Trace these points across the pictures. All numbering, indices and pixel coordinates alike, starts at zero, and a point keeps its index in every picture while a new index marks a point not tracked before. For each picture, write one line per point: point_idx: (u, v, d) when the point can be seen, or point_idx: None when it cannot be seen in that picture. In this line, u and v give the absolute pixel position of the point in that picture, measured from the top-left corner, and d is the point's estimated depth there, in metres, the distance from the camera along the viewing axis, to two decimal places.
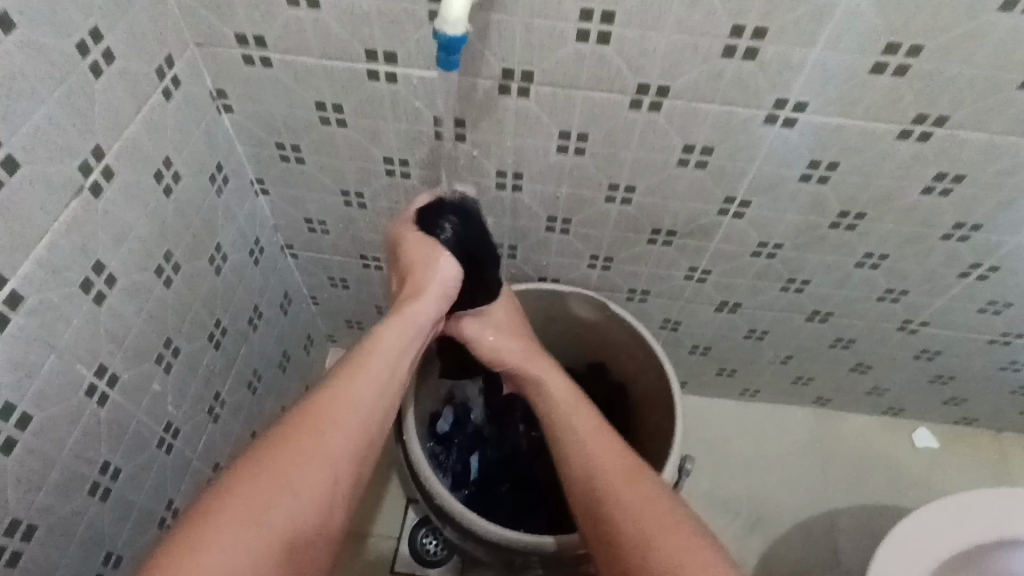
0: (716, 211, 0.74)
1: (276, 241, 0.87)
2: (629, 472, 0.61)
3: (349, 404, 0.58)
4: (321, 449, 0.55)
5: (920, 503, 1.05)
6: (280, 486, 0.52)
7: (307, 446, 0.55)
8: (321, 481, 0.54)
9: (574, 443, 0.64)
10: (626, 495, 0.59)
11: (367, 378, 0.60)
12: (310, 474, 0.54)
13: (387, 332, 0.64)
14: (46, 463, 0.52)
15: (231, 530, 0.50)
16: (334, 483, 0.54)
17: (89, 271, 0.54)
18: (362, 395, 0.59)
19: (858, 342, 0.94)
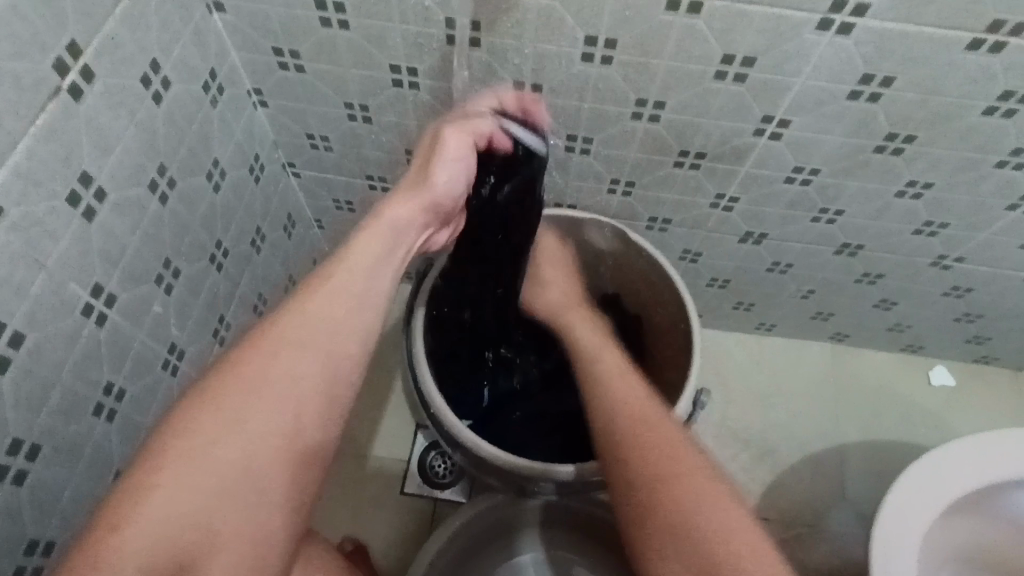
0: (751, 131, 0.68)
1: (277, 158, 0.82)
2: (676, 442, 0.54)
3: (301, 326, 0.52)
4: (279, 387, 0.49)
5: (933, 440, 1.05)
6: (224, 412, 0.48)
7: (260, 368, 0.50)
8: (270, 413, 0.49)
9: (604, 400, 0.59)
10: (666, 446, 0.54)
11: (327, 290, 0.54)
12: (259, 406, 0.48)
13: (359, 239, 0.56)
14: (46, 383, 0.51)
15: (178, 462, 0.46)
16: (285, 413, 0.49)
17: (75, 183, 0.50)
18: (327, 331, 0.52)
19: (886, 277, 0.90)
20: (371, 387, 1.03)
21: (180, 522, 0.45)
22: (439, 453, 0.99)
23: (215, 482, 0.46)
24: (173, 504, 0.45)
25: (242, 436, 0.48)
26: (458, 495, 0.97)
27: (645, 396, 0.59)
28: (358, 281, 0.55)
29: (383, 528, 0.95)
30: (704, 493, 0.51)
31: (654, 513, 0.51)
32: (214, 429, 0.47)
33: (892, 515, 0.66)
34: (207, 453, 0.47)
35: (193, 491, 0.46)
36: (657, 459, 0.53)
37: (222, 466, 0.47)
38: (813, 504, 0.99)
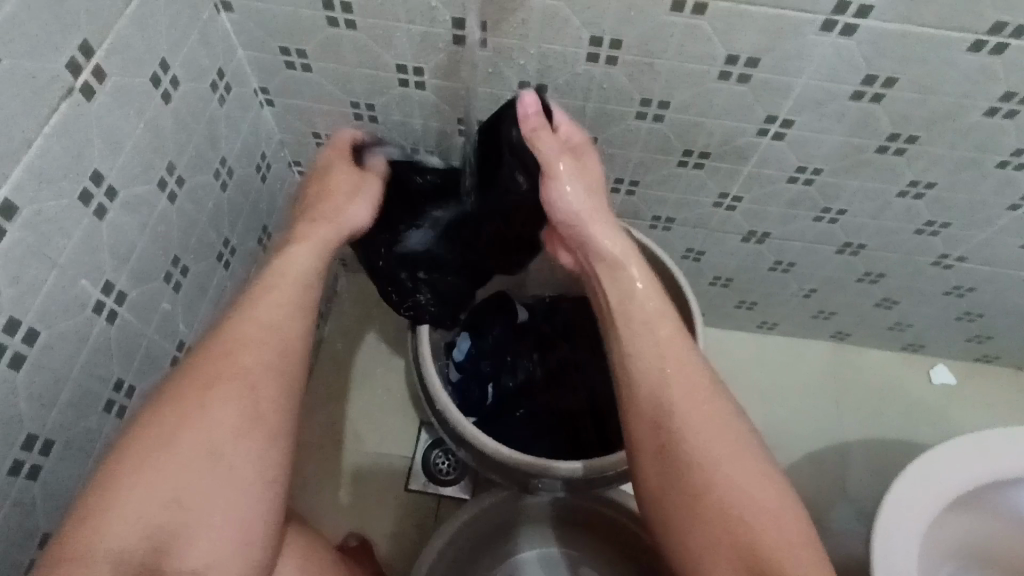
0: (754, 131, 0.69)
1: (283, 157, 0.82)
2: (716, 423, 0.57)
3: (254, 323, 0.56)
4: (231, 372, 0.53)
5: (933, 438, 1.05)
6: (187, 410, 0.51)
7: (212, 369, 0.53)
8: (229, 403, 0.52)
9: (638, 355, 0.60)
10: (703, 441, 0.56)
11: (275, 288, 0.58)
12: (216, 399, 0.52)
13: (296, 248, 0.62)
14: (58, 379, 0.51)
15: (145, 459, 0.48)
16: (243, 402, 0.52)
17: (86, 180, 0.50)
18: (264, 315, 0.56)
19: (888, 276, 0.91)
20: (375, 385, 1.04)
21: (161, 512, 0.48)
22: (443, 450, 0.99)
23: (184, 471, 0.49)
24: (145, 500, 0.47)
25: (202, 429, 0.51)
26: (461, 492, 0.97)
27: (686, 372, 0.58)
28: (300, 277, 0.60)
29: (387, 525, 0.96)
30: (726, 474, 0.54)
31: (695, 500, 0.54)
32: (169, 430, 0.50)
33: (893, 512, 0.67)
34: (169, 452, 0.49)
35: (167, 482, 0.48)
36: (695, 442, 0.56)
37: (188, 459, 0.50)
38: (815, 502, 1.00)
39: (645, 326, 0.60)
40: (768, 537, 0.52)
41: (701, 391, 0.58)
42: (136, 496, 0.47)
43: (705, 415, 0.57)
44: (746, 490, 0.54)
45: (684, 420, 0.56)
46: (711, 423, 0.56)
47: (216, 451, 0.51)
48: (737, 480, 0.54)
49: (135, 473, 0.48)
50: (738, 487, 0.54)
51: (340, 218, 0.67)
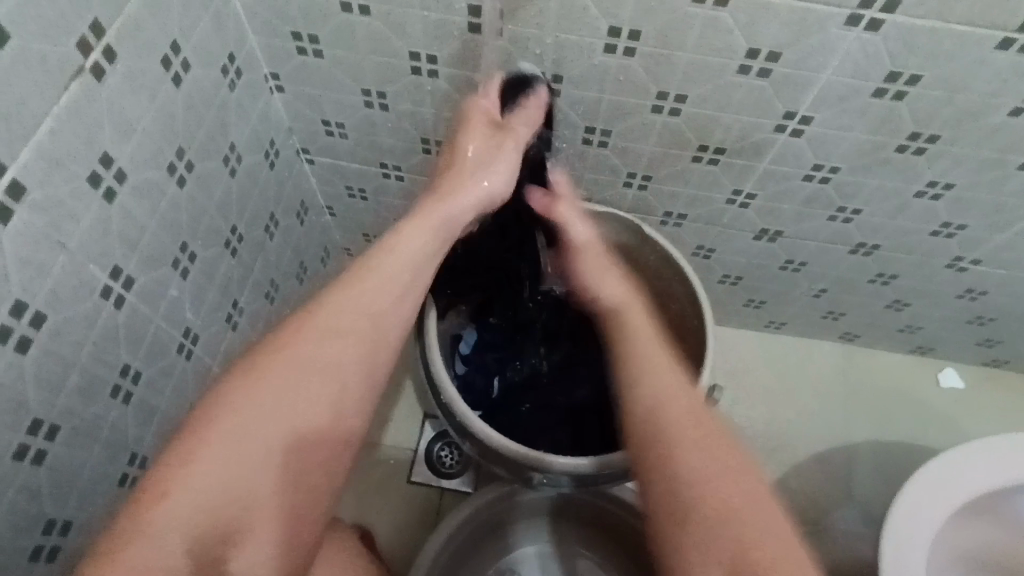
0: (772, 127, 0.68)
1: (292, 144, 0.81)
2: (721, 441, 0.52)
3: (349, 323, 0.56)
4: (313, 361, 0.54)
5: (941, 441, 1.05)
6: (275, 395, 0.52)
7: (302, 360, 0.54)
8: (316, 405, 0.53)
9: (648, 375, 0.56)
10: (702, 465, 0.50)
11: (375, 283, 0.57)
12: (299, 395, 0.53)
13: (408, 235, 0.59)
14: (65, 365, 0.51)
15: (217, 440, 0.50)
16: (331, 405, 0.54)
17: (96, 163, 0.49)
18: (351, 305, 0.56)
19: (901, 278, 0.90)
20: (380, 377, 1.03)
21: (225, 496, 0.49)
22: (447, 444, 0.99)
23: (264, 461, 0.51)
24: (210, 481, 0.49)
25: (272, 415, 0.52)
26: (464, 485, 0.97)
27: (673, 390, 0.55)
28: (407, 279, 0.58)
29: (389, 516, 0.96)
30: (745, 514, 0.48)
31: (682, 523, 0.49)
32: (242, 416, 0.51)
33: (904, 519, 0.66)
34: (237, 432, 0.51)
35: (232, 464, 0.50)
36: (673, 432, 0.52)
37: (253, 448, 0.51)
38: (820, 503, 0.99)
39: (658, 364, 0.56)
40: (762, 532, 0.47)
41: (688, 392, 0.55)
42: (213, 470, 0.49)
43: (700, 422, 0.53)
44: (756, 519, 0.48)
45: (665, 442, 0.52)
46: (697, 424, 0.53)
47: (274, 443, 0.52)
48: (714, 502, 0.48)
49: (204, 452, 0.49)
50: (751, 520, 0.48)
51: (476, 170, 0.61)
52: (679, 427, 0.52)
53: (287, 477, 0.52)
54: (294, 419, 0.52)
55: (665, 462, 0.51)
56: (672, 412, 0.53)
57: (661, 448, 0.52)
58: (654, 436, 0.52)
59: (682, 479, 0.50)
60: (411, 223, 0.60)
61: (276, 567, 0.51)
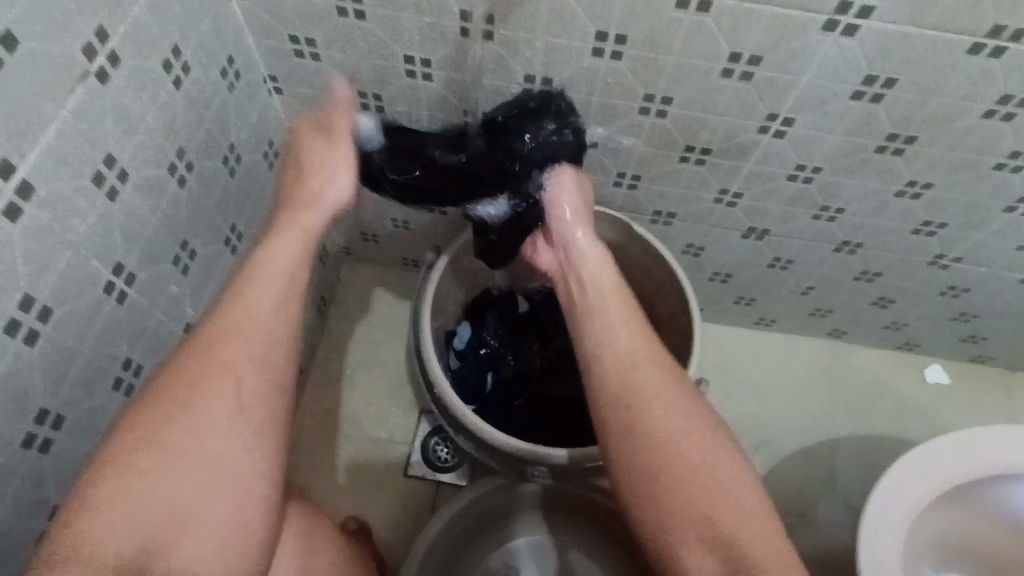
0: (756, 128, 0.70)
1: (290, 144, 0.83)
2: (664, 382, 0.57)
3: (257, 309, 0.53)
4: (240, 361, 0.51)
5: (926, 436, 1.07)
6: (184, 404, 0.49)
7: (208, 363, 0.51)
8: (228, 399, 0.50)
9: (606, 332, 0.60)
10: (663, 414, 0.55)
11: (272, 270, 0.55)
12: (209, 395, 0.50)
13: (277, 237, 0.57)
14: (70, 356, 0.53)
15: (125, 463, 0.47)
16: (250, 392, 0.51)
17: (100, 162, 0.51)
18: (269, 302, 0.54)
19: (885, 275, 0.92)
20: (375, 373, 1.05)
21: (157, 508, 0.47)
22: (442, 438, 1.01)
23: (178, 476, 0.48)
24: (147, 497, 0.46)
25: (201, 425, 0.49)
26: (459, 479, 0.99)
27: (641, 347, 0.59)
28: (300, 260, 0.56)
29: (385, 510, 0.98)
30: (694, 448, 0.54)
31: (659, 471, 0.54)
32: (174, 425, 0.48)
33: (880, 508, 0.68)
34: (170, 443, 0.48)
35: (167, 478, 0.47)
36: (659, 425, 0.55)
37: (189, 461, 0.48)
38: (807, 496, 1.02)
39: (611, 321, 0.60)
40: (732, 519, 0.52)
41: (662, 381, 0.58)
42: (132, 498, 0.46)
43: (656, 379, 0.57)
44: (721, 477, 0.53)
45: (641, 387, 0.57)
46: (659, 368, 0.58)
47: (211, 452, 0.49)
48: (685, 441, 0.55)
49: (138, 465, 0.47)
50: (697, 448, 0.54)
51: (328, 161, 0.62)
52: (667, 424, 0.55)
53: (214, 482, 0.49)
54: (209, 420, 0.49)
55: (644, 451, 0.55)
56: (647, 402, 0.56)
57: (640, 428, 0.55)
58: (631, 394, 0.56)
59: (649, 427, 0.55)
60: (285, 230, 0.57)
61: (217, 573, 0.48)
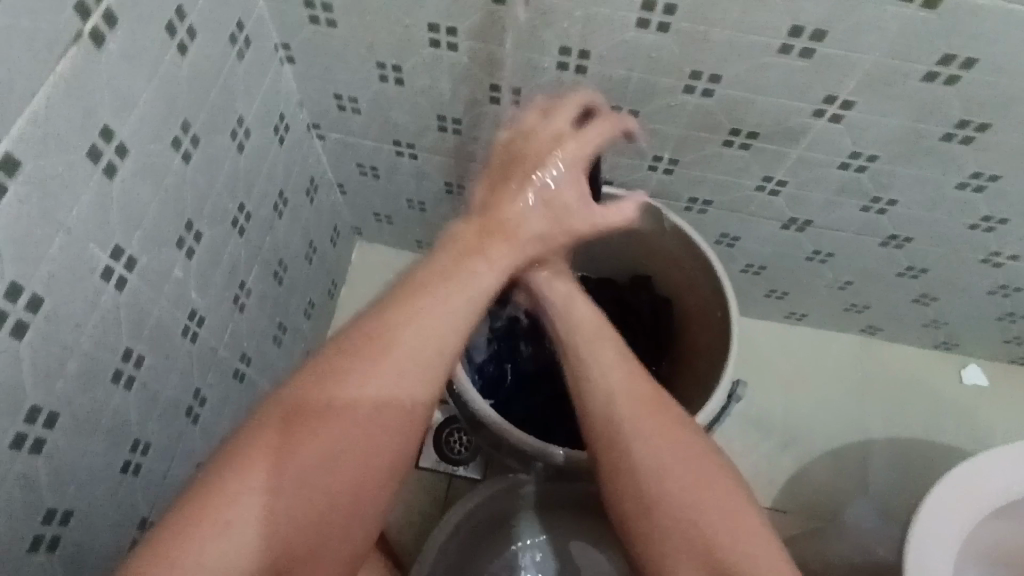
0: (810, 112, 0.64)
1: (302, 119, 0.78)
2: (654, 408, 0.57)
3: (406, 343, 0.47)
4: (359, 411, 0.45)
5: (961, 440, 1.02)
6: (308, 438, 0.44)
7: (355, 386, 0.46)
8: (355, 457, 0.45)
9: (598, 360, 0.59)
10: (648, 450, 0.54)
11: (448, 297, 0.51)
12: (346, 443, 0.45)
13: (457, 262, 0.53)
14: (63, 349, 0.48)
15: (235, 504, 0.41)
16: (378, 453, 0.46)
17: (96, 135, 0.46)
18: (413, 344, 0.48)
19: (931, 272, 0.87)
20: None
21: (260, 551, 0.41)
22: (456, 430, 0.97)
23: (290, 525, 0.43)
24: (235, 553, 0.40)
25: (315, 471, 0.44)
26: (473, 472, 0.95)
27: (637, 382, 0.58)
28: (472, 297, 0.52)
29: (396, 503, 0.94)
30: (688, 479, 0.53)
31: (653, 508, 0.53)
32: (274, 453, 0.43)
33: (928, 527, 0.63)
34: (269, 480, 0.42)
35: (266, 513, 0.42)
36: (644, 458, 0.54)
37: (289, 520, 0.43)
38: (833, 500, 0.97)
39: (595, 343, 0.60)
40: (736, 534, 0.51)
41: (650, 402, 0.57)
42: (240, 538, 0.40)
43: (648, 410, 0.56)
44: (711, 505, 0.52)
45: (624, 421, 0.56)
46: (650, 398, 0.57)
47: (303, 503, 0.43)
48: (672, 474, 0.53)
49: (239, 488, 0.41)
50: (687, 479, 0.53)
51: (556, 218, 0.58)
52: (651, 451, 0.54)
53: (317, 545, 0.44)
54: (332, 474, 0.44)
55: (638, 485, 0.54)
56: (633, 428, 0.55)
57: (625, 463, 0.54)
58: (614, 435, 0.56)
59: (635, 462, 0.54)
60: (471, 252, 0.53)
61: None
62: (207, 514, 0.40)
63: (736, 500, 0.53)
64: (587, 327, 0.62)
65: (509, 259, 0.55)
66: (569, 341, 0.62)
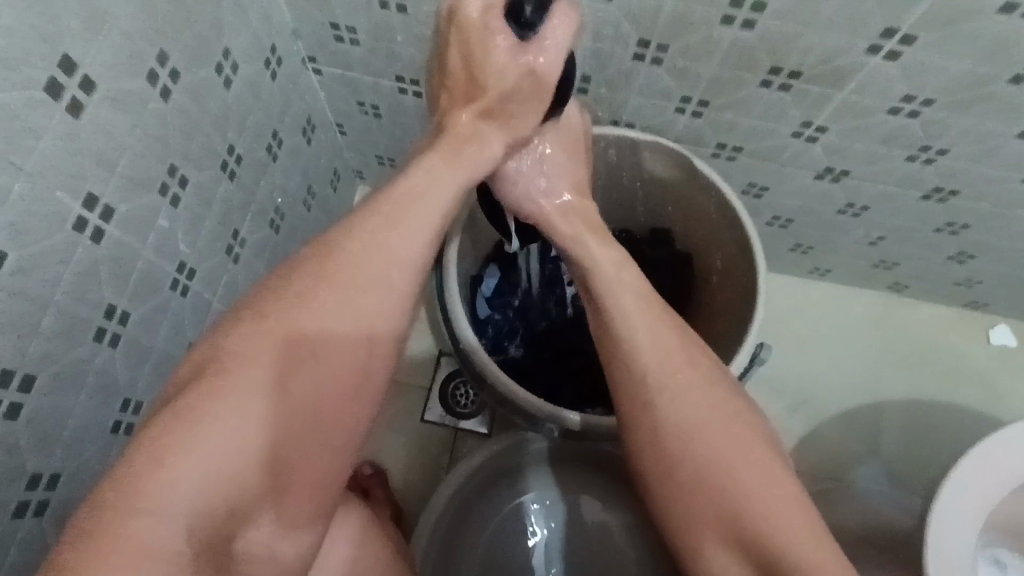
0: (863, 48, 0.57)
1: (297, 51, 0.71)
2: (688, 364, 0.53)
3: (366, 259, 0.47)
4: (312, 324, 0.45)
5: (983, 403, 0.99)
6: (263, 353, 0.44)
7: (319, 300, 0.46)
8: (318, 375, 0.45)
9: (625, 310, 0.54)
10: (683, 410, 0.51)
11: (406, 207, 0.50)
12: (303, 363, 0.45)
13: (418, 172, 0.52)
14: (37, 307, 0.45)
15: (192, 418, 0.41)
16: (339, 370, 0.46)
17: (55, 67, 0.42)
18: (374, 259, 0.47)
19: (972, 229, 0.81)
20: None
21: (236, 468, 0.41)
22: (463, 383, 0.95)
23: (257, 443, 0.42)
24: (200, 468, 0.40)
25: (274, 388, 0.44)
26: (480, 426, 0.94)
27: (671, 334, 0.53)
28: (427, 208, 0.51)
29: (401, 456, 0.93)
30: (724, 443, 0.50)
31: (688, 470, 0.50)
32: (238, 378, 0.43)
33: (951, 498, 0.61)
34: (237, 401, 0.42)
35: (241, 434, 0.42)
36: (676, 415, 0.51)
37: (248, 438, 0.42)
38: (844, 459, 0.96)
39: (625, 287, 0.55)
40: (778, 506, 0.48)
41: (687, 356, 0.53)
42: (199, 454, 0.40)
43: (682, 367, 0.52)
44: (748, 469, 0.49)
45: (657, 375, 0.52)
46: (684, 349, 0.53)
47: (270, 425, 0.43)
48: (709, 433, 0.50)
49: (207, 410, 0.41)
50: (721, 441, 0.50)
51: (464, 138, 0.55)
52: (680, 412, 0.51)
53: (285, 466, 0.44)
54: (290, 386, 0.44)
55: (664, 445, 0.51)
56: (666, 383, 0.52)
57: (652, 419, 0.52)
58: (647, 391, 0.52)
59: (665, 419, 0.51)
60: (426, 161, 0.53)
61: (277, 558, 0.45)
62: (181, 432, 0.40)
63: (775, 471, 0.49)
64: (610, 264, 0.57)
65: (444, 173, 0.53)
66: (595, 285, 0.56)
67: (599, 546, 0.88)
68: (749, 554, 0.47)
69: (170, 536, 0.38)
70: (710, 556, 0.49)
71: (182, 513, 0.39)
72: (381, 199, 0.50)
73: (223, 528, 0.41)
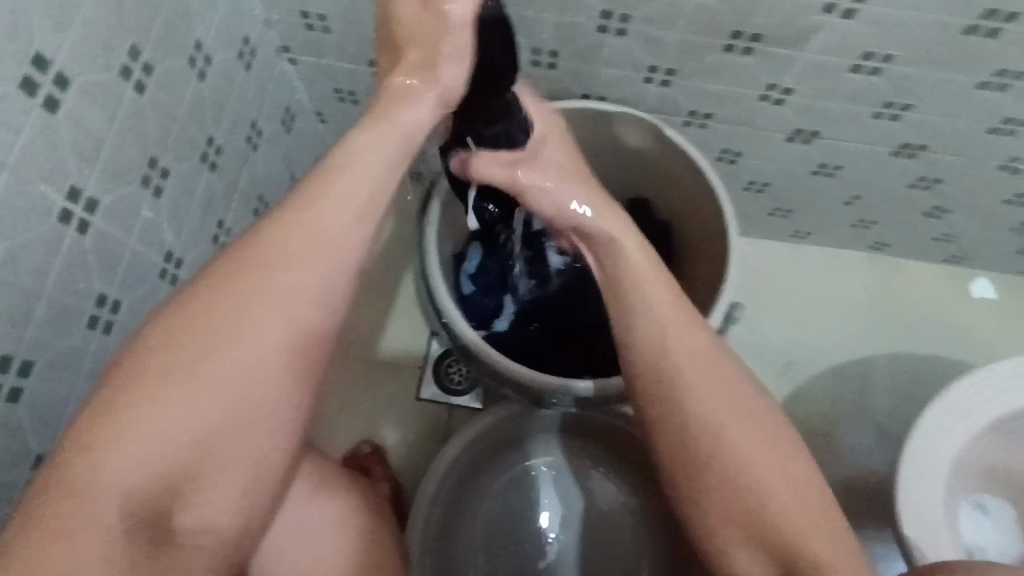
0: (821, 7, 0.58)
1: (271, 42, 0.73)
2: (710, 361, 0.53)
3: (287, 245, 0.48)
4: (236, 311, 0.47)
5: (966, 358, 1.01)
6: (187, 341, 0.46)
7: (241, 289, 0.47)
8: (243, 358, 0.47)
9: (648, 307, 0.54)
10: (707, 412, 0.52)
11: (329, 185, 0.50)
12: (226, 347, 0.46)
13: (347, 149, 0.52)
14: (28, 296, 0.49)
15: (116, 407, 0.44)
16: (263, 352, 0.47)
17: (28, 65, 0.44)
18: (297, 243, 0.48)
19: (946, 183, 0.82)
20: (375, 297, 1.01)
21: (161, 453, 0.45)
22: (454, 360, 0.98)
23: (181, 427, 0.45)
24: (125, 455, 0.43)
25: (199, 373, 0.46)
26: (473, 401, 0.96)
27: (692, 330, 0.54)
28: (354, 186, 0.51)
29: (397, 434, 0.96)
30: (745, 440, 0.51)
31: (709, 468, 0.51)
32: (162, 365, 0.45)
33: (926, 447, 0.63)
34: (161, 389, 0.45)
35: (164, 419, 0.45)
36: (705, 418, 0.52)
37: (172, 422, 0.45)
38: (831, 416, 0.98)
39: (649, 280, 0.55)
40: (789, 499, 0.50)
41: (704, 355, 0.53)
42: (122, 441, 0.43)
43: (704, 364, 0.53)
44: (765, 465, 0.51)
45: (680, 374, 0.53)
46: (705, 346, 0.54)
47: (196, 410, 0.46)
48: (726, 429, 0.52)
49: (128, 402, 0.44)
50: (740, 435, 0.51)
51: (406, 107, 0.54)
52: (704, 413, 0.52)
53: (213, 447, 0.46)
54: (213, 373, 0.46)
55: (689, 446, 0.52)
56: (691, 382, 0.52)
57: (678, 419, 0.52)
58: (672, 390, 0.53)
59: (691, 418, 0.52)
60: (355, 133, 0.53)
61: (220, 529, 0.48)
62: (108, 420, 0.43)
63: (788, 464, 0.52)
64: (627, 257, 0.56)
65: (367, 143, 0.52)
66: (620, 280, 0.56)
67: (597, 515, 0.90)
68: (765, 550, 0.50)
69: (99, 512, 0.43)
70: (731, 552, 0.51)
71: (108, 497, 0.43)
72: (309, 178, 0.51)
73: (157, 508, 0.45)
